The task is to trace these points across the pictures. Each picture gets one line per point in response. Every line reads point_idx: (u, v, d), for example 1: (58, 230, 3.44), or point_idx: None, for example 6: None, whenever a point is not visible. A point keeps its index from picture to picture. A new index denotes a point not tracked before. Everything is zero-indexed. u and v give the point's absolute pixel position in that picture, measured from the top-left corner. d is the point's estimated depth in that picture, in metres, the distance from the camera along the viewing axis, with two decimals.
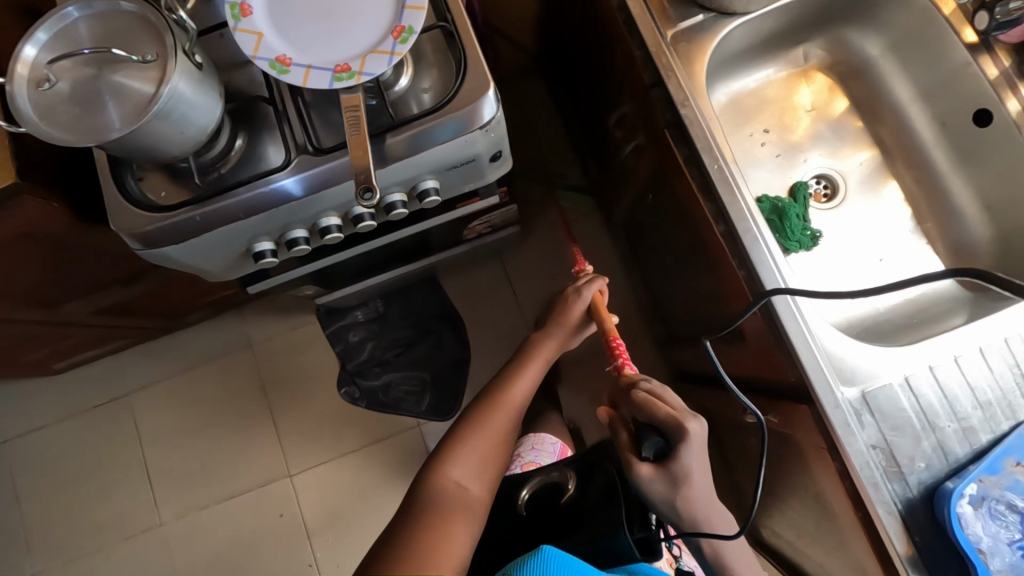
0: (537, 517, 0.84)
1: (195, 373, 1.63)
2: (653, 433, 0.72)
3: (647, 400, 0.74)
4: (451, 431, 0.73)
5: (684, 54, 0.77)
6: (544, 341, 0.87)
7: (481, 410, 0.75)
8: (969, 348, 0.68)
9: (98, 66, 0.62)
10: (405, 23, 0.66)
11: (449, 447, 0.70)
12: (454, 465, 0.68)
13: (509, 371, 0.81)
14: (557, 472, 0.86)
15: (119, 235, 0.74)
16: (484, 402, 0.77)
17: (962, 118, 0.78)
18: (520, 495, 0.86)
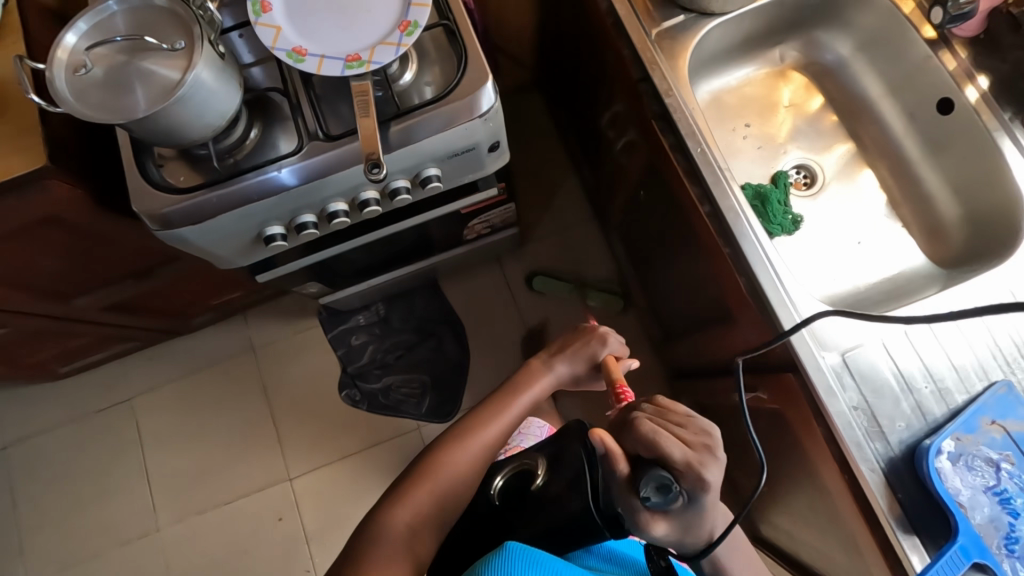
0: (507, 505, 0.78)
1: (198, 376, 1.66)
2: (657, 468, 0.59)
3: (655, 432, 0.61)
4: (413, 468, 0.77)
5: (668, 50, 0.83)
6: (542, 375, 0.86)
7: (446, 445, 0.78)
8: (942, 315, 0.71)
9: (130, 53, 0.67)
10: (412, 19, 0.72)
11: (406, 484, 0.74)
12: (406, 502, 0.72)
13: (485, 408, 0.83)
14: (527, 458, 0.80)
15: (140, 216, 0.79)
16: (450, 440, 0.79)
17: (928, 108, 0.84)
18: (492, 483, 0.81)
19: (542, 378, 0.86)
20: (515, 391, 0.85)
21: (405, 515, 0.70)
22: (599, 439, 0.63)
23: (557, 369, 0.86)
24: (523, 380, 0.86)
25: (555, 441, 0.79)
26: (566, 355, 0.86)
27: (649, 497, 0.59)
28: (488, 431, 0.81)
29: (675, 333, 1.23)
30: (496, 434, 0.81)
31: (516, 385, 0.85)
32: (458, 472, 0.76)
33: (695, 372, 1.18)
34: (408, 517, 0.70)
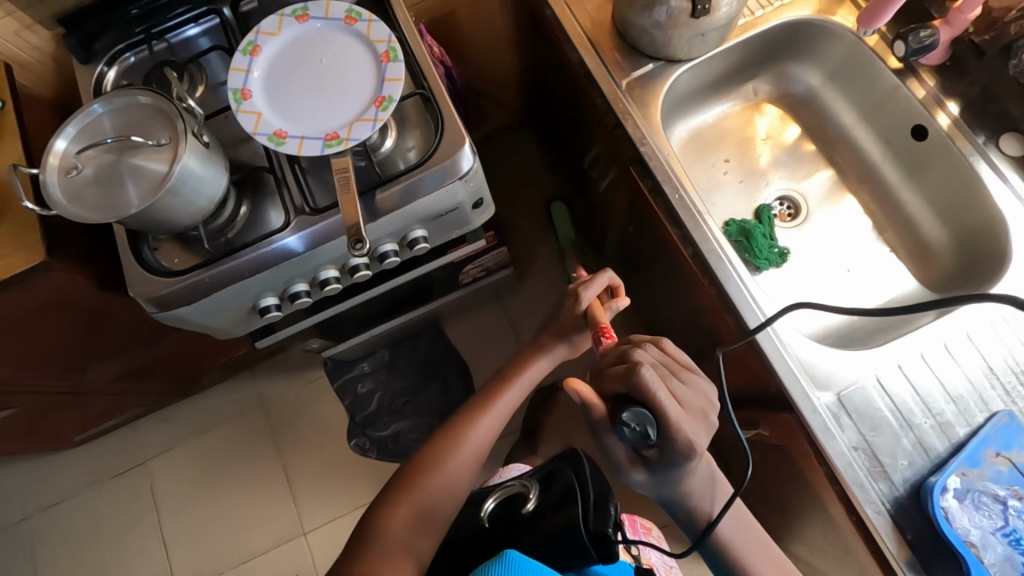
0: (500, 530, 0.78)
1: (210, 435, 1.67)
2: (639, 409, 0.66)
3: (653, 381, 0.66)
4: (407, 468, 0.79)
5: (639, 99, 0.85)
6: (537, 358, 0.89)
7: (440, 445, 0.80)
8: (934, 345, 0.70)
9: (118, 152, 0.70)
10: (385, 93, 0.74)
11: (400, 486, 0.77)
12: (399, 508, 0.74)
13: (479, 398, 0.85)
14: (518, 482, 0.80)
15: (137, 301, 0.81)
16: (443, 441, 0.81)
17: (902, 133, 0.85)
18: (483, 507, 0.79)
19: (535, 361, 0.88)
20: (507, 381, 0.87)
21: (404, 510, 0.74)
22: (576, 390, 0.72)
23: (553, 349, 0.89)
24: (514, 369, 0.88)
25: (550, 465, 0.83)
26: (558, 334, 0.88)
27: (628, 424, 0.65)
28: (481, 425, 0.82)
29: None
30: (490, 425, 0.83)
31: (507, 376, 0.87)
32: (453, 470, 0.78)
33: None
34: (405, 517, 0.74)
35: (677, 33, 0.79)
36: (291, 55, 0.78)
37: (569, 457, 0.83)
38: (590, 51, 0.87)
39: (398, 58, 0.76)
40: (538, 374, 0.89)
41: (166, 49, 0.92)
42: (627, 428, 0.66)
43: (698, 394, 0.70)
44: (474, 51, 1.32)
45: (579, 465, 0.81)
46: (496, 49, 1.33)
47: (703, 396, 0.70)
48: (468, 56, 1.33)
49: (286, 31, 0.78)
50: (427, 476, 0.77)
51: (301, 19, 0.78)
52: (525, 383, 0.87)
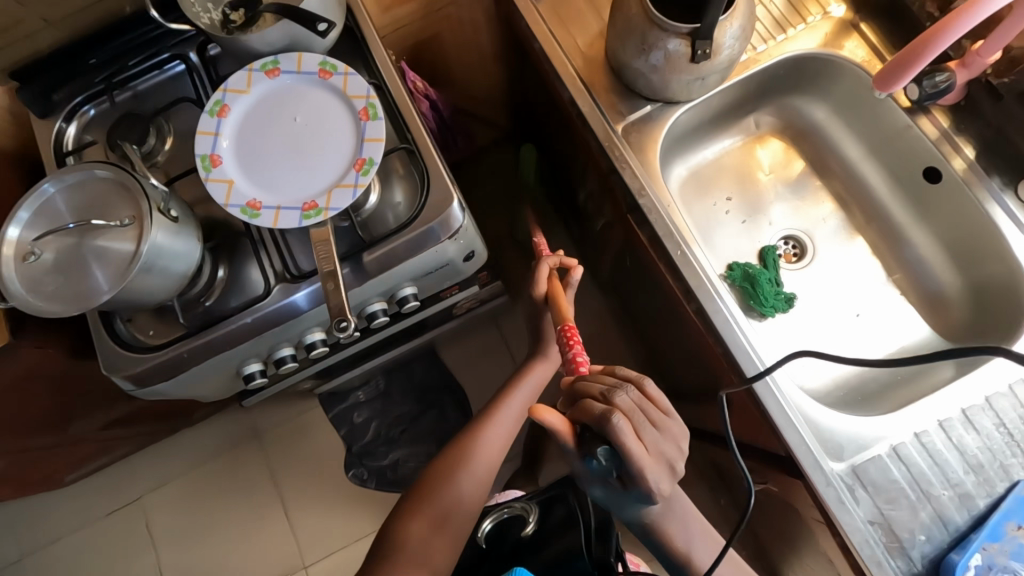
0: (499, 549, 0.89)
1: (203, 470, 1.63)
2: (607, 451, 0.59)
3: (625, 432, 0.59)
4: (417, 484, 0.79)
5: (637, 145, 0.80)
6: (537, 363, 0.88)
7: (450, 455, 0.81)
8: (953, 411, 0.67)
9: (79, 235, 0.65)
10: (365, 156, 0.69)
11: (412, 501, 0.77)
12: (415, 520, 0.75)
13: (489, 404, 0.87)
14: (518, 505, 0.90)
15: (112, 379, 0.76)
16: (453, 452, 0.81)
17: (914, 173, 0.81)
18: (481, 528, 0.90)
19: (535, 365, 0.88)
20: (512, 385, 0.88)
21: (419, 525, 0.74)
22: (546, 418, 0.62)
23: (550, 353, 0.88)
24: (515, 377, 0.88)
25: (550, 489, 0.92)
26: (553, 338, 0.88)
27: (595, 458, 0.60)
28: (489, 432, 0.83)
29: (677, 398, 1.19)
30: (500, 433, 0.84)
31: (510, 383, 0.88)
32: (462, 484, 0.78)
33: (702, 439, 1.14)
34: (417, 535, 0.74)
35: (676, 77, 0.74)
36: (263, 114, 0.72)
37: (566, 482, 0.92)
38: (583, 92, 0.81)
39: (378, 116, 0.71)
40: (540, 379, 0.89)
41: (130, 98, 0.86)
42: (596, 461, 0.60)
43: (670, 439, 0.62)
44: (460, 74, 1.26)
45: (581, 495, 0.89)
46: (483, 71, 1.27)
47: (675, 443, 0.62)
48: (454, 79, 1.27)
49: (256, 87, 0.73)
50: (436, 491, 0.77)
51: (271, 74, 0.73)
52: (531, 388, 0.88)
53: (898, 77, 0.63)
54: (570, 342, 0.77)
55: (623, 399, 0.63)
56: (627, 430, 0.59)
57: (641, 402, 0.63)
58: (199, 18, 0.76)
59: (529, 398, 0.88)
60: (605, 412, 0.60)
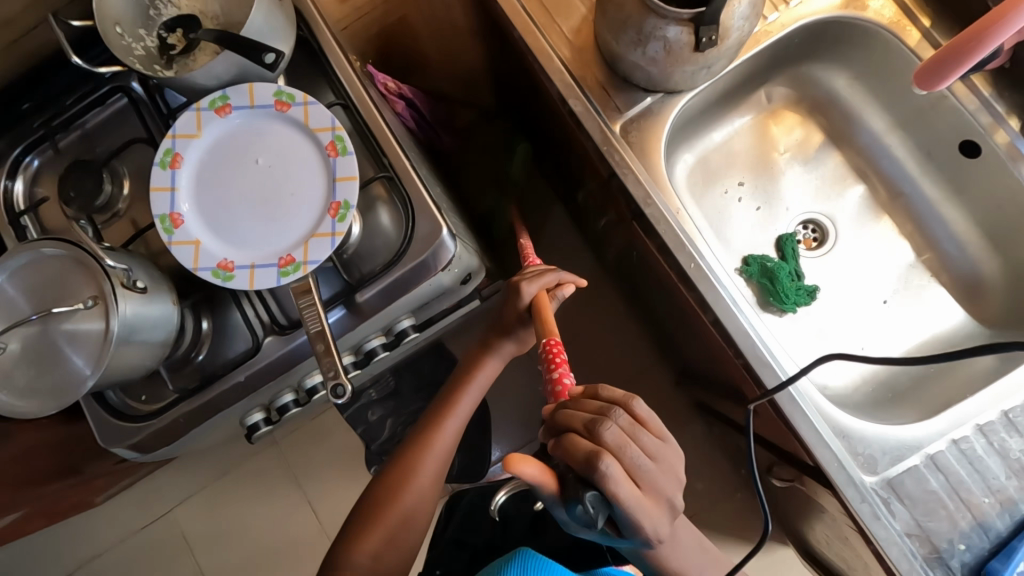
0: (510, 525, 0.96)
1: (198, 497, 1.52)
2: (597, 498, 0.50)
3: (615, 474, 0.50)
4: (367, 501, 0.72)
5: (638, 145, 0.73)
6: (487, 359, 0.77)
7: (401, 465, 0.72)
8: (993, 414, 0.65)
9: (44, 322, 0.61)
10: (340, 199, 0.62)
11: (365, 516, 0.71)
12: (364, 546, 0.68)
13: (442, 398, 0.77)
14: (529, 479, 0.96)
15: (112, 451, 0.73)
16: (398, 472, 0.72)
17: (949, 146, 0.74)
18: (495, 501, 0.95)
19: (484, 363, 0.77)
20: (466, 380, 0.77)
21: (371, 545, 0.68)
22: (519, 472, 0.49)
23: (508, 346, 0.77)
24: (461, 376, 0.78)
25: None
26: (502, 333, 0.77)
27: (581, 505, 0.49)
28: (442, 439, 0.74)
29: (692, 384, 1.16)
30: (448, 438, 0.75)
31: (460, 382, 0.77)
32: (412, 497, 0.71)
33: (720, 422, 1.12)
34: (369, 558, 0.68)
35: (678, 67, 0.66)
36: (221, 160, 0.65)
37: None
38: (574, 89, 0.73)
39: (348, 150, 0.63)
40: (490, 373, 0.78)
41: (76, 142, 0.78)
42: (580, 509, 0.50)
43: (668, 473, 0.54)
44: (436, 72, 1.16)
45: None
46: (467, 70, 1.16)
47: (675, 477, 0.54)
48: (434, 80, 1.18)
49: (207, 130, 0.65)
50: (389, 509, 0.70)
51: (222, 112, 0.65)
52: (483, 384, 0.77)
53: (956, 66, 0.53)
54: (553, 361, 0.67)
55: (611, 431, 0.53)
56: (618, 474, 0.50)
57: (631, 432, 0.55)
58: (132, 51, 0.67)
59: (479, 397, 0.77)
60: (593, 456, 0.51)
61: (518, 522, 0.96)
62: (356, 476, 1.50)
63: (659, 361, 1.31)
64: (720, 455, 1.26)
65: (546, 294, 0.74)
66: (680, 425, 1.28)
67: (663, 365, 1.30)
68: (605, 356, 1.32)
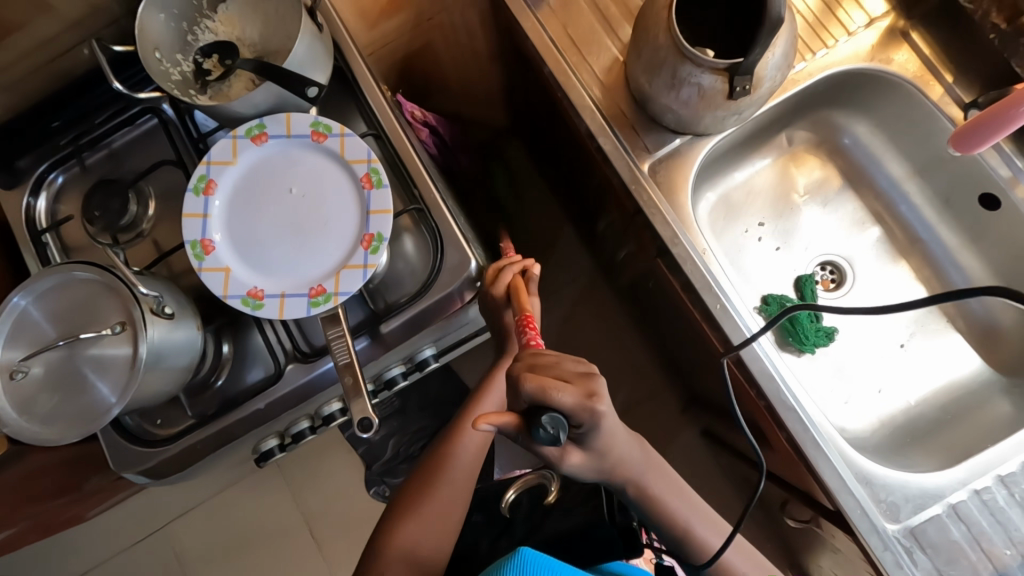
0: (516, 523, 0.87)
1: (193, 514, 1.48)
2: (542, 413, 0.46)
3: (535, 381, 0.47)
4: (414, 482, 0.73)
5: (665, 184, 0.74)
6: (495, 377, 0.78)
7: (430, 467, 0.74)
8: (1013, 465, 0.65)
9: (71, 347, 0.60)
10: (373, 230, 0.63)
11: (403, 510, 0.71)
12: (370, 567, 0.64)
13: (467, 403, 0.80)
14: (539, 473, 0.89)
15: (123, 476, 0.71)
16: (431, 466, 0.74)
17: (968, 197, 0.76)
18: (505, 496, 0.88)
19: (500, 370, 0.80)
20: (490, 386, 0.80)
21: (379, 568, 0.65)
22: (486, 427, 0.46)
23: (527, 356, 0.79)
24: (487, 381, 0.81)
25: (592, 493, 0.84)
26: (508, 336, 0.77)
27: (541, 429, 0.45)
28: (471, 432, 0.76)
29: (701, 414, 1.16)
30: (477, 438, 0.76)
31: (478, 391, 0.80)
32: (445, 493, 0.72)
33: (729, 453, 1.12)
34: None
35: (709, 112, 0.67)
36: (254, 189, 0.65)
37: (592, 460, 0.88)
38: (604, 128, 0.74)
39: (383, 183, 0.64)
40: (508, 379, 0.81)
41: (101, 160, 0.78)
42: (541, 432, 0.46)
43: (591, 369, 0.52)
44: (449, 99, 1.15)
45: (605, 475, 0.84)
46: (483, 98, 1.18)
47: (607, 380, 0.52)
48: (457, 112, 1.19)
49: (243, 157, 0.65)
50: None
51: (258, 140, 0.65)
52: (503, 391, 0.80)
53: (990, 134, 0.59)
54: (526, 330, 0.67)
55: (526, 371, 0.49)
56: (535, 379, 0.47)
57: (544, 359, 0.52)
58: (169, 76, 0.68)
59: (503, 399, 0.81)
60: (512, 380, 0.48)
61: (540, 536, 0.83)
62: (356, 497, 1.48)
63: (667, 389, 1.31)
64: (726, 486, 1.25)
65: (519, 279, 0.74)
66: (687, 454, 1.27)
67: (670, 394, 1.30)
68: (613, 383, 1.32)
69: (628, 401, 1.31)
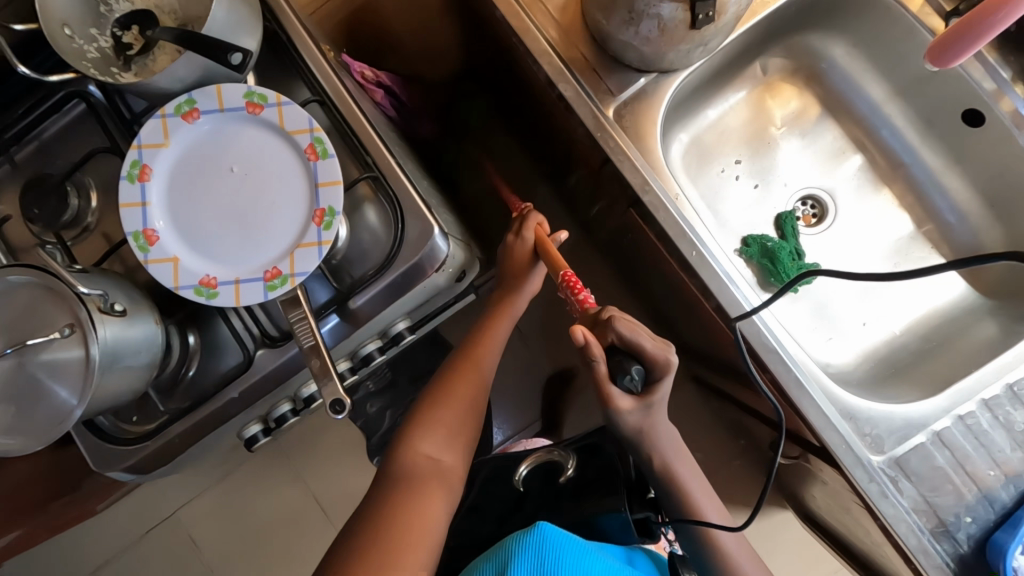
0: (532, 498, 0.84)
1: (204, 498, 1.50)
2: (631, 360, 0.66)
3: (633, 332, 0.66)
4: (436, 386, 0.76)
5: (632, 129, 0.70)
6: (483, 352, 0.78)
7: (451, 375, 0.76)
8: (997, 387, 0.65)
9: (21, 355, 0.57)
10: (324, 205, 0.59)
11: (422, 419, 0.72)
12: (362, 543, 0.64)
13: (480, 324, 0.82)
14: (557, 451, 0.84)
15: (107, 474, 0.71)
16: (454, 371, 0.77)
17: (951, 116, 0.72)
18: (519, 471, 0.84)
19: (512, 304, 0.81)
20: (496, 316, 0.81)
21: None
22: (581, 336, 0.64)
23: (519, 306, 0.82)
24: (491, 315, 0.82)
25: (588, 440, 0.86)
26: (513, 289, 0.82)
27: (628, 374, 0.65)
28: (487, 347, 0.79)
29: (691, 360, 1.16)
30: (492, 352, 0.79)
31: (494, 313, 0.82)
32: (458, 407, 0.73)
33: (719, 397, 1.13)
34: None
35: (672, 46, 0.62)
36: (194, 170, 0.61)
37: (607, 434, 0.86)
38: (563, 73, 0.69)
39: (329, 153, 0.60)
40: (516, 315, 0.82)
41: (33, 154, 0.73)
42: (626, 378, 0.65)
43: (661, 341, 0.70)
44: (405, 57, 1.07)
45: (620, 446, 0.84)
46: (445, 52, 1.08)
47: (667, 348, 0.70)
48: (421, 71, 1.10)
49: (176, 137, 0.61)
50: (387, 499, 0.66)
51: (189, 118, 0.60)
52: (508, 323, 0.81)
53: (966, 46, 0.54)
54: (574, 289, 0.71)
55: (616, 313, 0.67)
56: (629, 329, 0.66)
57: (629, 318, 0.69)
58: (85, 54, 0.62)
59: (508, 333, 0.82)
60: (609, 320, 0.66)
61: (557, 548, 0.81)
62: (359, 472, 1.50)
63: None
64: (719, 426, 1.27)
65: (545, 235, 0.80)
66: (680, 401, 1.28)
67: None
68: None
69: None
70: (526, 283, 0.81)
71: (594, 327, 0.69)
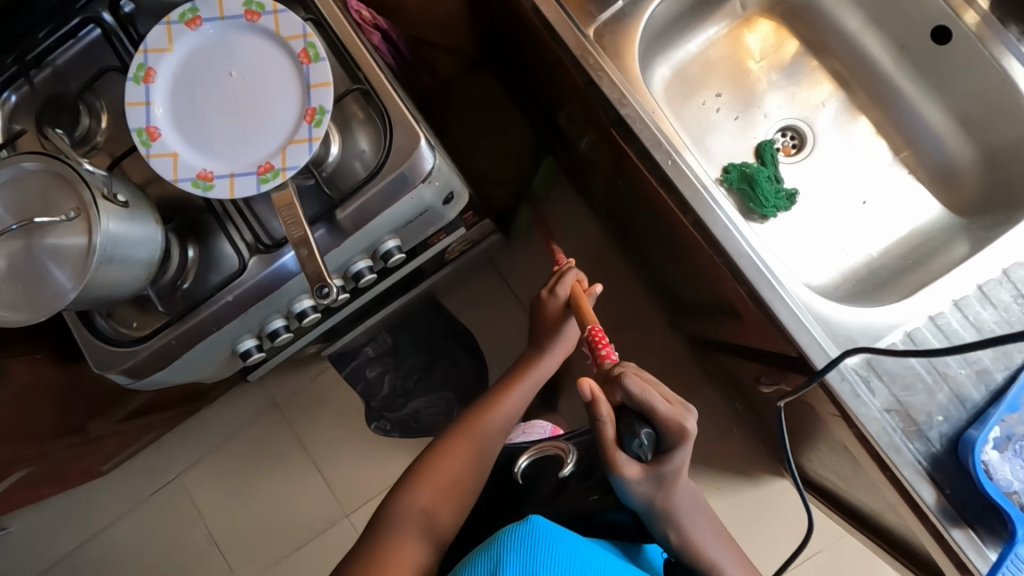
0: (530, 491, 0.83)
1: (205, 463, 1.50)
2: (642, 424, 0.61)
3: (645, 390, 0.61)
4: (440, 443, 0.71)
5: (612, 48, 0.73)
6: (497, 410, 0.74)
7: (457, 432, 0.72)
8: (968, 289, 0.66)
9: (28, 236, 0.61)
10: (315, 104, 0.63)
11: (421, 474, 0.67)
12: None
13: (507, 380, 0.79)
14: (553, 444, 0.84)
15: (106, 377, 0.74)
16: (464, 425, 0.73)
17: (921, 37, 0.77)
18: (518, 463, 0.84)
19: (540, 360, 0.79)
20: (519, 377, 0.78)
21: None
22: (588, 389, 0.61)
23: (548, 362, 0.79)
24: (516, 375, 0.79)
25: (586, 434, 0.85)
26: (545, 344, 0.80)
27: (636, 438, 0.60)
28: (507, 405, 0.75)
29: (684, 315, 1.17)
30: (514, 408, 0.75)
31: (518, 372, 0.79)
32: (462, 463, 0.69)
33: (711, 350, 1.14)
34: None
35: None
36: (194, 74, 0.65)
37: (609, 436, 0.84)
38: None
39: (320, 56, 0.63)
40: (545, 374, 0.79)
41: (50, 78, 0.78)
42: (636, 443, 0.60)
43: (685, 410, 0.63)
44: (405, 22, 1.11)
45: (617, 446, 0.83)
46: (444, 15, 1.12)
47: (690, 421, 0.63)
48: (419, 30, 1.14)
49: (179, 43, 0.65)
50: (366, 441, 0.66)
51: (192, 25, 0.65)
52: (532, 385, 0.78)
53: None
54: (598, 345, 0.68)
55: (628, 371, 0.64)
56: (640, 387, 0.61)
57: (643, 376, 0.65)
58: None
59: (530, 395, 0.78)
60: (620, 375, 0.63)
61: (544, 485, 0.82)
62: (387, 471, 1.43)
63: (649, 302, 1.33)
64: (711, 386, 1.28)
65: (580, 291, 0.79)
66: (674, 361, 1.30)
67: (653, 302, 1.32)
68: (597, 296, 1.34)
69: (613, 316, 1.32)
70: (557, 342, 0.80)
71: (608, 384, 0.65)
